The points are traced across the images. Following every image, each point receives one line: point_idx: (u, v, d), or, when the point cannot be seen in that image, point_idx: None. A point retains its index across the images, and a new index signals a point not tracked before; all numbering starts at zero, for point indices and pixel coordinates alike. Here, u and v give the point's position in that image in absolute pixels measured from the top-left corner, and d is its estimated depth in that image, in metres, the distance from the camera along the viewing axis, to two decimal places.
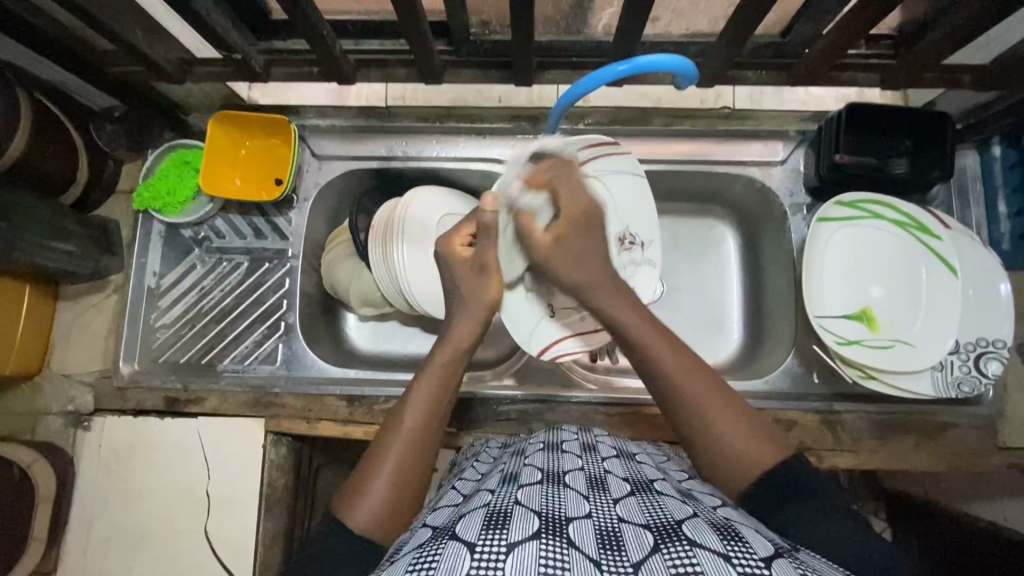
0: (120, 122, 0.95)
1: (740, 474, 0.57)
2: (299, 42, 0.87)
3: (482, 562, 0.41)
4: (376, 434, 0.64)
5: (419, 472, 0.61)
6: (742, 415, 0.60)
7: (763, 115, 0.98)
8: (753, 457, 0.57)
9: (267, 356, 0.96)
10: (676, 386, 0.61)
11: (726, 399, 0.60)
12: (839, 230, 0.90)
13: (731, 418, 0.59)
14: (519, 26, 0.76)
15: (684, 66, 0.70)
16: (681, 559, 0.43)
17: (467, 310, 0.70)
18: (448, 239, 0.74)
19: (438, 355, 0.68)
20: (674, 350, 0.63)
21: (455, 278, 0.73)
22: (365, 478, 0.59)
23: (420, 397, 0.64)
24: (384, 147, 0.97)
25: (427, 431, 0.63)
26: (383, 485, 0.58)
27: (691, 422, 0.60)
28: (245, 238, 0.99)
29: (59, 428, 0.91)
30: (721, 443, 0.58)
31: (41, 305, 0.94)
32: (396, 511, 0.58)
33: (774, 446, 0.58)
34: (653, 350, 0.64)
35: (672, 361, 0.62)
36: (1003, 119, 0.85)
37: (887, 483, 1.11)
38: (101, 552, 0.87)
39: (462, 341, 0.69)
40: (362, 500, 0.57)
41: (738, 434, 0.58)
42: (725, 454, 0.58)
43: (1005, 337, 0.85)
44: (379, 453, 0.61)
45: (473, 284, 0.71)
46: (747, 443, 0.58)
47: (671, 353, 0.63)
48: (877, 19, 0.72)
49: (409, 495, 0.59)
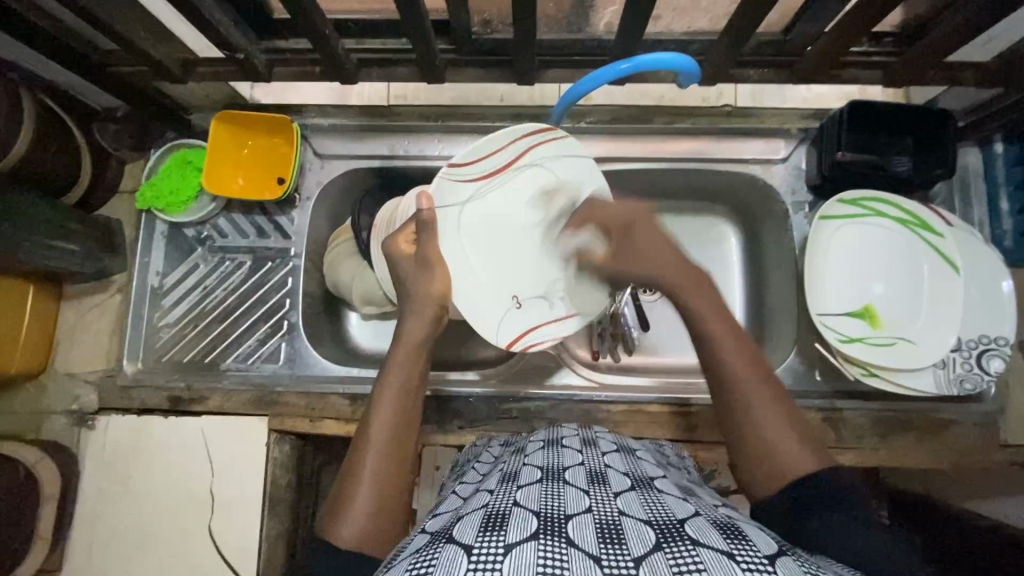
0: (123, 123, 0.97)
1: (782, 472, 0.58)
2: (302, 41, 0.86)
3: (479, 564, 0.42)
4: (350, 449, 0.64)
5: (397, 478, 0.61)
6: (785, 409, 0.61)
7: (765, 114, 0.96)
8: (788, 462, 0.58)
9: (270, 355, 0.96)
10: (734, 375, 0.63)
11: (774, 397, 0.62)
12: (841, 227, 0.90)
13: (777, 419, 0.60)
14: (521, 25, 0.76)
15: (686, 64, 0.70)
16: (683, 558, 0.43)
17: (416, 305, 0.70)
18: (394, 239, 0.73)
19: (395, 356, 0.68)
20: (736, 338, 0.65)
21: (403, 277, 0.72)
22: (348, 494, 0.59)
23: (385, 405, 0.65)
24: (386, 146, 0.97)
25: (395, 440, 0.63)
26: (368, 495, 0.59)
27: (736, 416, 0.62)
28: (248, 238, 0.99)
29: (63, 427, 0.92)
30: (764, 437, 0.59)
31: (45, 305, 0.94)
32: (386, 509, 0.59)
33: (809, 451, 0.58)
34: (711, 330, 0.65)
35: (733, 353, 0.64)
36: (1005, 116, 0.85)
37: (889, 481, 1.11)
38: (105, 550, 0.87)
39: (414, 348, 0.68)
40: (350, 514, 0.58)
41: (781, 433, 0.59)
42: (767, 458, 0.59)
43: (1008, 334, 0.85)
44: (354, 470, 0.61)
45: (416, 276, 0.72)
46: (785, 443, 0.59)
47: (732, 347, 0.64)
48: (880, 16, 0.72)
49: (389, 508, 0.59)
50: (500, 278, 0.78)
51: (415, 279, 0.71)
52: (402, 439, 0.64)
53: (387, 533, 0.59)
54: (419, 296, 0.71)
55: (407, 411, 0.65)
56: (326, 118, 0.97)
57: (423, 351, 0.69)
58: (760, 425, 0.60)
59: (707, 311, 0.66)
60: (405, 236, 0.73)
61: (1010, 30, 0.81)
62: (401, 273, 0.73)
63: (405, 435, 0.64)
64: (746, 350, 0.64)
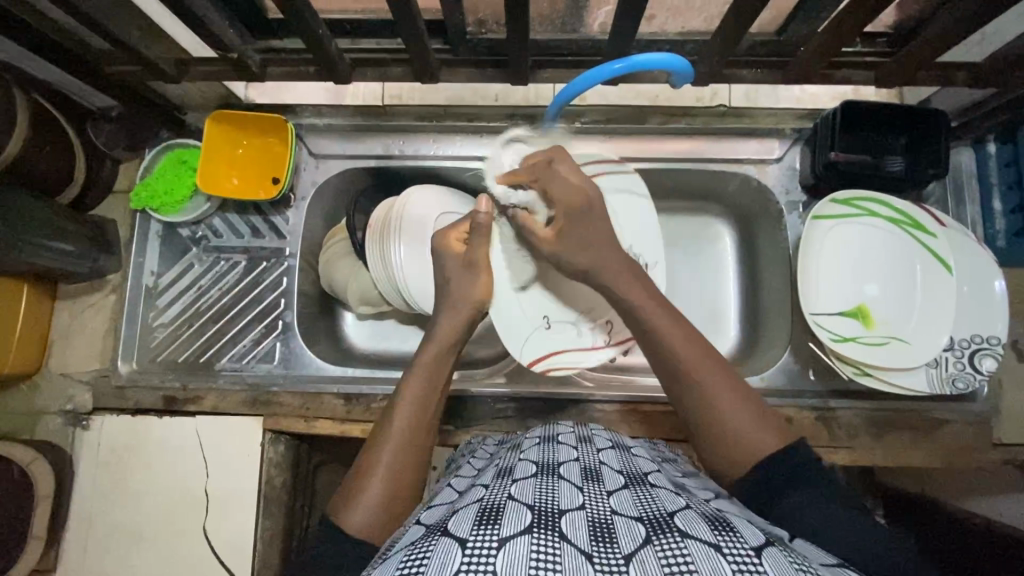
0: (118, 122, 0.96)
1: (750, 451, 0.58)
2: (296, 41, 0.87)
3: (472, 558, 0.42)
4: (367, 442, 0.65)
5: (412, 471, 0.62)
6: (744, 396, 0.61)
7: (760, 114, 0.98)
8: (753, 441, 0.58)
9: (265, 355, 0.96)
10: (685, 362, 0.63)
11: (732, 384, 0.62)
12: (834, 227, 0.91)
13: (735, 399, 0.61)
14: (515, 25, 0.76)
15: (680, 65, 0.70)
16: (672, 553, 0.43)
17: (455, 304, 0.74)
18: (444, 233, 0.78)
19: (425, 350, 0.70)
20: (682, 334, 0.65)
21: (447, 273, 0.76)
22: (361, 480, 0.60)
23: (407, 400, 0.66)
24: (381, 146, 0.97)
25: (416, 431, 0.64)
26: (380, 485, 0.59)
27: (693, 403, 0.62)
28: (243, 238, 0.99)
29: (58, 427, 0.91)
30: (727, 433, 0.59)
31: (39, 305, 0.94)
32: (394, 500, 0.59)
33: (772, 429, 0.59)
34: (654, 320, 0.67)
35: (682, 343, 0.64)
36: (999, 116, 0.85)
37: (883, 480, 1.12)
38: (100, 550, 0.87)
39: (440, 348, 0.70)
40: (361, 502, 0.58)
41: (743, 414, 0.60)
42: (730, 439, 0.59)
43: (1000, 333, 0.85)
44: (371, 460, 0.62)
45: (461, 277, 0.75)
46: (746, 423, 0.59)
47: (678, 337, 0.65)
48: (872, 16, 0.72)
49: (401, 497, 0.60)
50: (539, 301, 0.88)
51: (458, 279, 0.76)
52: (420, 433, 0.64)
53: (396, 525, 0.59)
54: (460, 296, 0.74)
55: (428, 407, 0.66)
56: (321, 117, 0.98)
57: (452, 350, 0.71)
58: (719, 405, 0.61)
59: (644, 302, 0.69)
60: (461, 232, 0.78)
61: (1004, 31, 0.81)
62: (446, 270, 0.77)
63: (425, 427, 0.65)
64: (690, 336, 0.65)
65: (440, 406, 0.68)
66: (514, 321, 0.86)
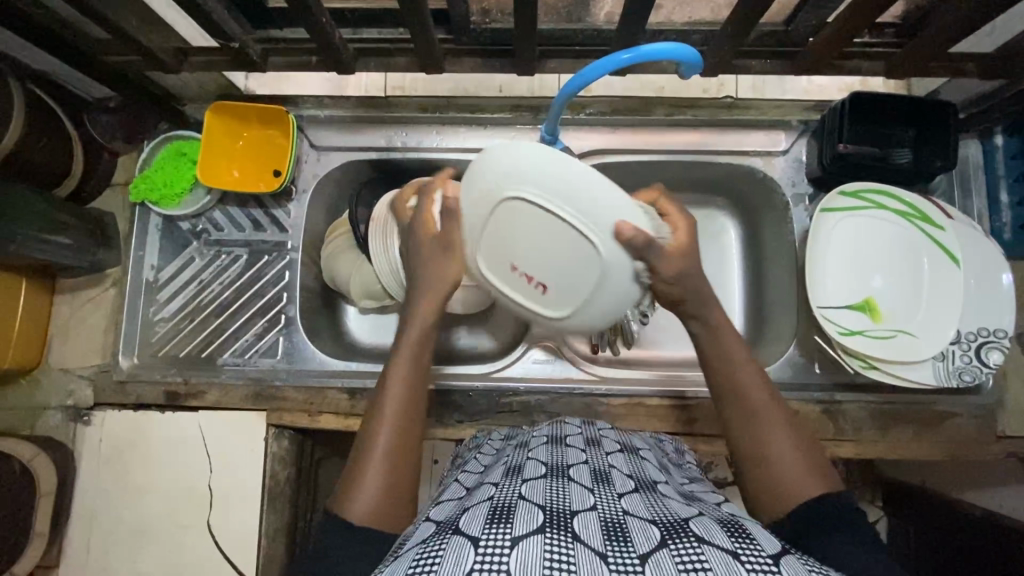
0: (115, 113, 0.95)
1: (784, 498, 0.58)
2: (297, 31, 0.85)
3: (486, 557, 0.41)
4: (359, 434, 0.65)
5: (405, 457, 0.63)
6: (802, 448, 0.60)
7: (765, 105, 0.95)
8: (798, 489, 0.57)
9: (267, 350, 0.95)
10: (752, 403, 0.64)
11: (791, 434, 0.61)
12: (844, 219, 0.90)
13: (785, 448, 0.60)
14: (522, 14, 0.75)
15: (688, 54, 0.68)
16: (689, 555, 0.43)
17: (430, 287, 0.70)
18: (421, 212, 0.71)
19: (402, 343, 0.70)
20: (752, 372, 0.65)
21: (422, 252, 0.71)
22: (359, 473, 0.60)
23: (392, 394, 0.66)
24: (384, 137, 0.95)
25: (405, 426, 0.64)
26: (376, 477, 0.60)
27: (743, 440, 0.63)
28: (245, 231, 0.98)
29: (57, 423, 0.90)
30: (778, 474, 0.59)
31: (38, 299, 0.93)
32: (394, 489, 0.60)
33: (817, 476, 0.58)
34: (728, 354, 0.66)
35: (752, 388, 0.64)
36: (1007, 108, 0.84)
37: (887, 473, 1.12)
38: (104, 546, 0.86)
39: (420, 336, 0.70)
40: (357, 494, 0.58)
41: (797, 466, 0.59)
42: (779, 484, 0.58)
43: (1006, 326, 0.85)
44: (366, 449, 0.62)
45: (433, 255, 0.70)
46: (797, 470, 0.59)
47: (751, 376, 0.65)
48: (883, 7, 0.72)
49: (401, 488, 0.60)
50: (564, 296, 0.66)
51: (426, 253, 0.70)
52: (410, 422, 0.65)
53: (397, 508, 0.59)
54: (435, 278, 0.70)
55: (415, 397, 0.67)
56: (323, 109, 0.96)
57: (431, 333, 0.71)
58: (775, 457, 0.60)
59: (729, 338, 0.67)
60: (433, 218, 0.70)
61: (1015, 21, 0.80)
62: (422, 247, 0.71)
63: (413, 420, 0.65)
64: (767, 387, 0.65)
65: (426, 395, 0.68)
66: (618, 283, 0.63)
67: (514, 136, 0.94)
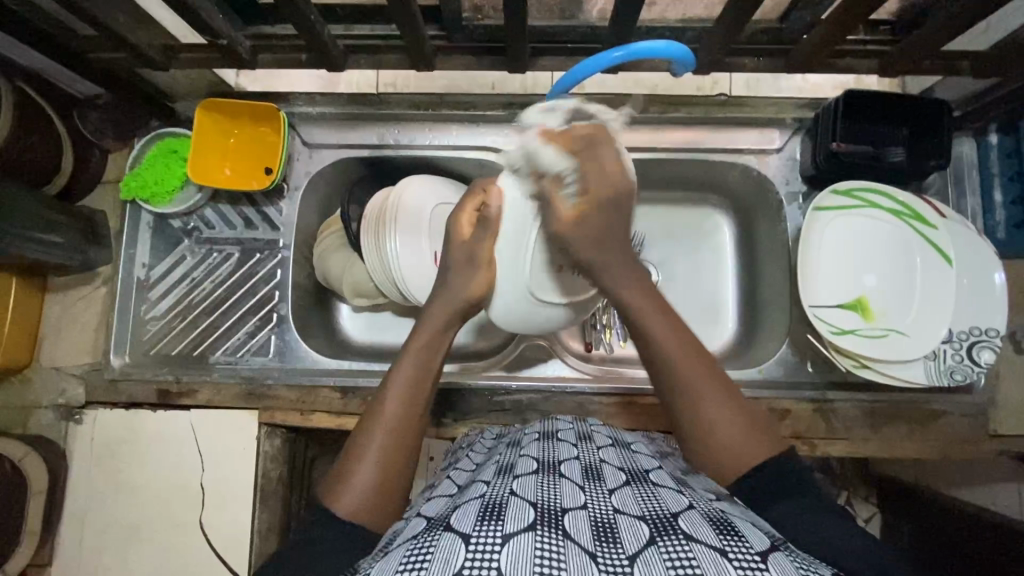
0: (104, 111, 0.94)
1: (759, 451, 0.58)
2: (286, 27, 0.85)
3: (477, 554, 0.41)
4: (363, 415, 0.64)
5: (403, 447, 0.61)
6: (742, 410, 0.60)
7: (760, 102, 0.94)
8: (746, 451, 0.58)
9: (259, 348, 0.95)
10: (669, 359, 0.61)
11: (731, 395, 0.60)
12: (837, 218, 0.90)
13: (722, 401, 0.60)
14: (513, 12, 0.74)
15: (680, 52, 0.68)
16: (677, 554, 0.43)
17: (445, 295, 0.69)
18: (456, 218, 0.72)
19: (416, 337, 0.67)
20: (675, 333, 0.62)
21: (451, 259, 0.71)
22: (348, 468, 0.59)
23: (395, 391, 0.63)
24: (376, 135, 0.95)
25: (405, 422, 0.62)
26: (367, 476, 0.58)
27: (679, 406, 0.61)
28: (236, 229, 0.98)
29: (50, 421, 0.90)
30: (722, 440, 0.58)
31: (29, 297, 0.92)
32: (382, 492, 0.58)
33: (762, 434, 0.59)
34: (655, 332, 0.63)
35: (678, 350, 0.62)
36: (1001, 106, 0.84)
37: (880, 471, 1.12)
38: (96, 545, 0.87)
39: (436, 329, 0.67)
40: (344, 492, 0.57)
41: (742, 433, 0.58)
42: (725, 450, 0.58)
43: (999, 326, 0.85)
44: (360, 441, 0.61)
45: (461, 272, 0.69)
46: (743, 437, 0.58)
47: (667, 331, 0.62)
48: (876, 6, 0.71)
49: (389, 494, 0.58)
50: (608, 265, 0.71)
51: (454, 268, 0.70)
52: (410, 416, 0.62)
53: (384, 508, 0.58)
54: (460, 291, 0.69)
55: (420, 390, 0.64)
56: (314, 107, 0.95)
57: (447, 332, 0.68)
58: (716, 427, 0.59)
59: (640, 305, 0.64)
60: (466, 222, 0.71)
61: (1008, 19, 0.80)
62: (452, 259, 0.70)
63: (413, 421, 0.62)
64: (683, 336, 0.63)
65: (433, 392, 0.66)
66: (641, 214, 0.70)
67: (506, 134, 0.94)
